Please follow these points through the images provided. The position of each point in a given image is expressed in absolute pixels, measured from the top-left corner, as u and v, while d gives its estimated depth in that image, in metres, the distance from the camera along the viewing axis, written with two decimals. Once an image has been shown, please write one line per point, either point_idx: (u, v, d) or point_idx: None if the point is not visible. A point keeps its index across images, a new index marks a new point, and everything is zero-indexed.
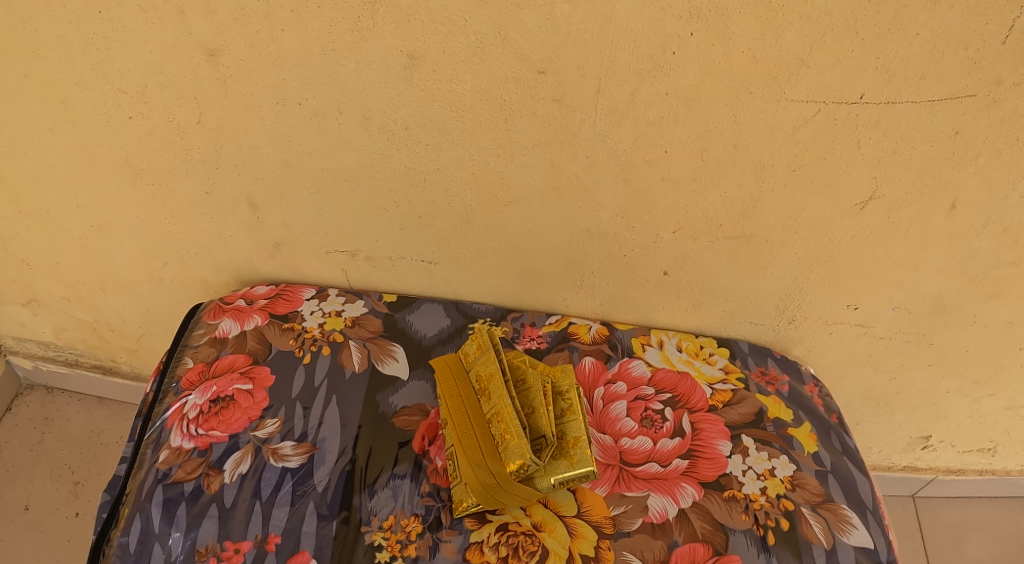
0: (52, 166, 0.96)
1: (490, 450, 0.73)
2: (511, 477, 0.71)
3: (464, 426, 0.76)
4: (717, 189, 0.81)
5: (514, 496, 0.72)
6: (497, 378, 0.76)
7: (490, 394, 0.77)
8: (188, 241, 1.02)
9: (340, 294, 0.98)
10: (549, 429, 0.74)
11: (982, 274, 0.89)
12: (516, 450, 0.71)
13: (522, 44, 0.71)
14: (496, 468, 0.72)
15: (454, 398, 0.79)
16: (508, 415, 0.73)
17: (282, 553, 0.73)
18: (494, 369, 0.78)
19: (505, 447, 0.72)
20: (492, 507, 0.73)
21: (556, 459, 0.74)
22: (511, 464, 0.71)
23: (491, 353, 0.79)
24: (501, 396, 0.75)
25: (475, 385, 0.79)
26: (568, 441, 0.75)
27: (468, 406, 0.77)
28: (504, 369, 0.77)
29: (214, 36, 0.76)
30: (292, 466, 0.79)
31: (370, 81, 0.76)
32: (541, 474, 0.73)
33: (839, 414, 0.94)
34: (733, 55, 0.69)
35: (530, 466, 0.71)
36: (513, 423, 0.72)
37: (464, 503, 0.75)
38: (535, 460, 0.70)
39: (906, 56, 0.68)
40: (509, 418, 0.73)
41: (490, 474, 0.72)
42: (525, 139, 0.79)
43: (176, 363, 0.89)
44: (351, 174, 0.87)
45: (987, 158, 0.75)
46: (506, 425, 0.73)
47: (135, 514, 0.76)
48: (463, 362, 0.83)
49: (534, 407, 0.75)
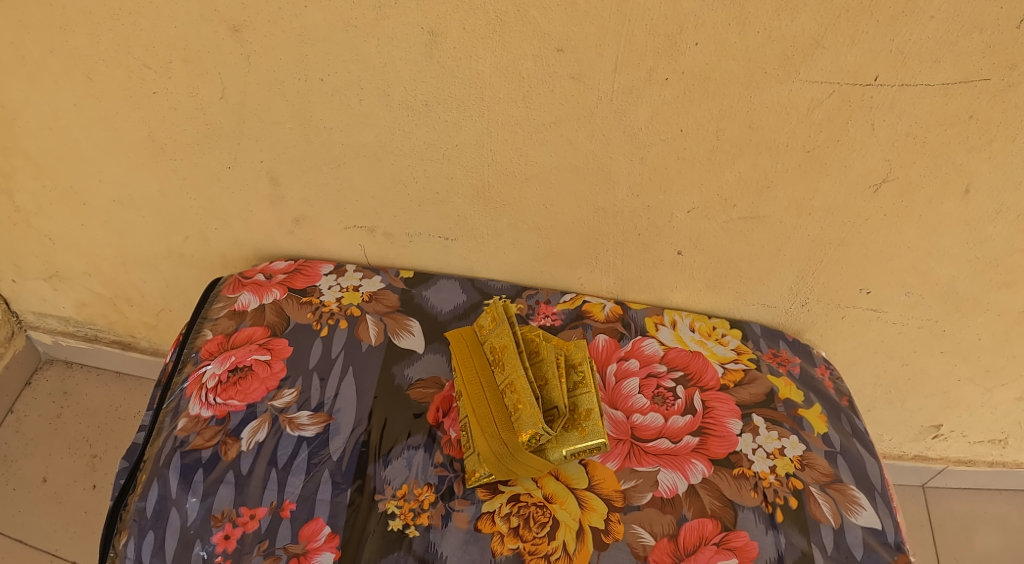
0: (76, 141, 0.97)
1: (503, 421, 0.75)
2: (523, 447, 0.73)
3: (478, 396, 0.77)
4: (732, 168, 0.82)
5: (525, 470, 0.73)
6: (512, 349, 0.77)
7: (503, 364, 0.78)
8: (208, 216, 1.03)
9: (357, 269, 0.99)
10: (561, 401, 0.75)
11: (995, 261, 0.89)
12: (529, 420, 0.72)
13: (541, 22, 0.71)
14: (509, 438, 0.74)
15: (468, 369, 0.80)
16: (521, 385, 0.74)
17: (296, 519, 0.75)
18: (507, 341, 0.79)
19: (517, 417, 0.74)
20: (504, 477, 0.74)
21: (568, 430, 0.75)
22: (523, 433, 0.72)
23: (505, 325, 0.80)
24: (514, 366, 0.76)
25: (489, 357, 0.80)
26: (581, 414, 0.76)
27: (482, 376, 0.79)
28: (518, 340, 0.78)
29: (238, 12, 0.77)
30: (308, 435, 0.80)
31: (391, 58, 0.78)
32: (553, 445, 0.74)
33: (849, 398, 0.95)
34: (749, 35, 0.70)
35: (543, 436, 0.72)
36: (526, 393, 0.74)
37: (476, 473, 0.75)
38: (547, 431, 0.72)
39: (920, 38, 0.68)
40: (522, 387, 0.74)
41: (503, 445, 0.73)
42: (542, 116, 0.80)
43: (196, 334, 0.90)
44: (370, 149, 0.88)
45: (1001, 143, 0.76)
46: (519, 395, 0.74)
47: (153, 479, 0.78)
48: (478, 334, 0.84)
49: (547, 379, 0.76)
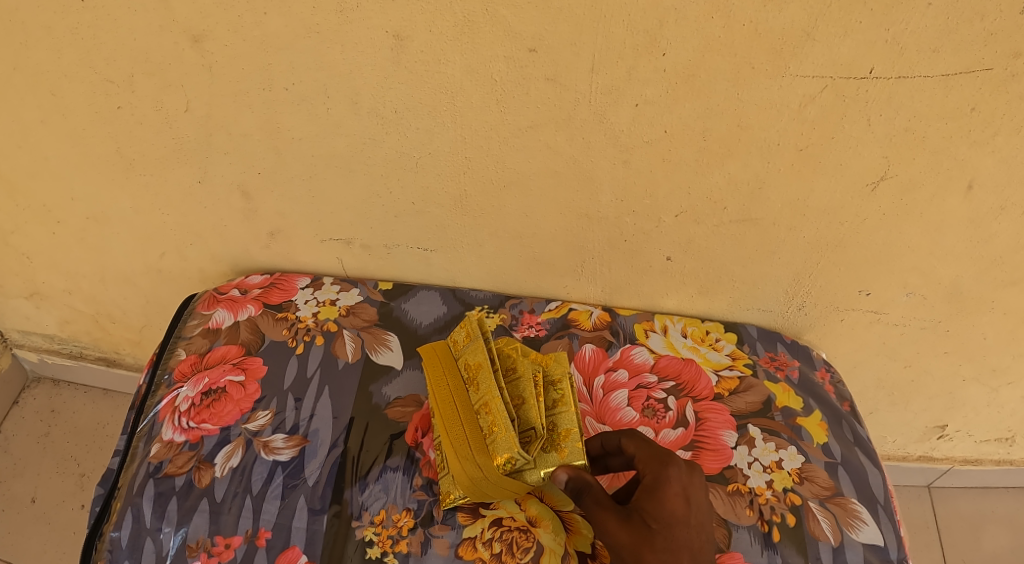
0: (47, 158, 0.94)
1: (477, 443, 0.71)
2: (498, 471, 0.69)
3: (451, 417, 0.74)
4: (721, 170, 0.78)
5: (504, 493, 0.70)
6: (486, 368, 0.73)
7: (478, 384, 0.74)
8: (184, 231, 1.00)
9: (335, 282, 0.96)
10: (539, 421, 0.70)
11: (1000, 260, 0.85)
12: (505, 444, 0.68)
13: (512, 21, 0.68)
14: (484, 462, 0.70)
15: (441, 387, 0.77)
16: (496, 406, 0.70)
17: (272, 548, 0.72)
18: (482, 358, 0.75)
19: (493, 439, 0.70)
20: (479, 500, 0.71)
21: (547, 451, 0.70)
22: (499, 458, 0.69)
23: (479, 342, 0.76)
24: (489, 386, 0.72)
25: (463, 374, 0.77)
26: (560, 434, 0.70)
27: (455, 395, 0.75)
28: (493, 358, 0.75)
29: (198, 21, 0.74)
30: (284, 460, 0.77)
31: (358, 64, 0.74)
32: (533, 468, 0.69)
33: (851, 402, 0.91)
34: (733, 29, 0.66)
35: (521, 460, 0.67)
36: (501, 414, 0.70)
37: (450, 495, 0.73)
38: (524, 454, 0.67)
39: (918, 27, 0.64)
40: (498, 409, 0.70)
41: (478, 469, 0.69)
42: (518, 121, 0.76)
43: (169, 354, 0.88)
44: (343, 159, 0.84)
45: (1006, 136, 0.71)
46: (495, 417, 0.70)
47: (127, 508, 0.75)
48: (451, 349, 0.81)
49: (524, 398, 0.72)
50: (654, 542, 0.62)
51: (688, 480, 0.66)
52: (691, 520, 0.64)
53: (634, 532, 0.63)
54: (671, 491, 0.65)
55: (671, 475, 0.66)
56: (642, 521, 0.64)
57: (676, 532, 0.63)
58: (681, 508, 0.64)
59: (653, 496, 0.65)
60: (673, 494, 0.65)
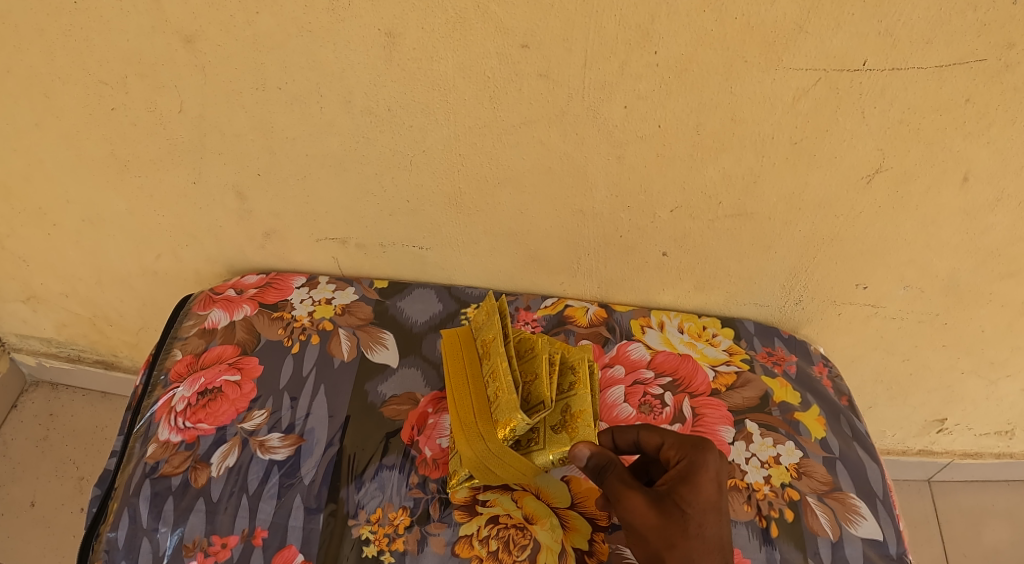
0: (41, 161, 0.94)
1: (483, 412, 0.73)
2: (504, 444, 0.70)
3: (462, 390, 0.76)
4: (715, 164, 0.78)
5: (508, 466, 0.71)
6: (499, 340, 0.76)
7: (490, 357, 0.76)
8: (179, 232, 1.00)
9: (330, 281, 0.96)
10: (546, 394, 0.71)
11: (996, 252, 0.85)
12: (510, 412, 0.70)
13: (503, 17, 0.68)
14: (488, 432, 0.72)
15: (456, 363, 0.79)
16: (503, 372, 0.73)
17: (269, 548, 0.72)
18: (495, 333, 0.77)
19: (496, 406, 0.72)
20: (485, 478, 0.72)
21: (558, 432, 0.71)
22: (504, 427, 0.70)
23: (495, 319, 0.79)
24: (499, 353, 0.75)
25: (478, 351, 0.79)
26: (573, 415, 0.72)
27: (469, 370, 0.78)
28: (506, 333, 0.77)
29: (190, 22, 0.74)
30: (280, 459, 0.77)
31: (350, 62, 0.74)
32: (540, 447, 0.71)
33: (849, 396, 0.91)
34: (725, 22, 0.66)
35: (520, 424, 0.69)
36: (506, 381, 0.72)
37: (456, 475, 0.73)
38: (526, 421, 0.69)
39: (911, 18, 0.64)
40: (505, 379, 0.72)
41: (483, 440, 0.71)
42: (511, 117, 0.76)
43: (165, 355, 0.87)
44: (337, 158, 0.84)
45: (1000, 127, 0.71)
46: (502, 387, 0.72)
47: (124, 508, 0.75)
48: (471, 328, 0.83)
49: (535, 374, 0.73)
50: (686, 529, 0.60)
51: (721, 466, 0.63)
52: (722, 505, 0.62)
53: (664, 517, 0.60)
54: (706, 475, 0.61)
55: (706, 460, 0.61)
56: (675, 506, 0.60)
57: (708, 519, 0.60)
58: (713, 493, 0.61)
59: (686, 480, 0.61)
60: (707, 479, 0.61)
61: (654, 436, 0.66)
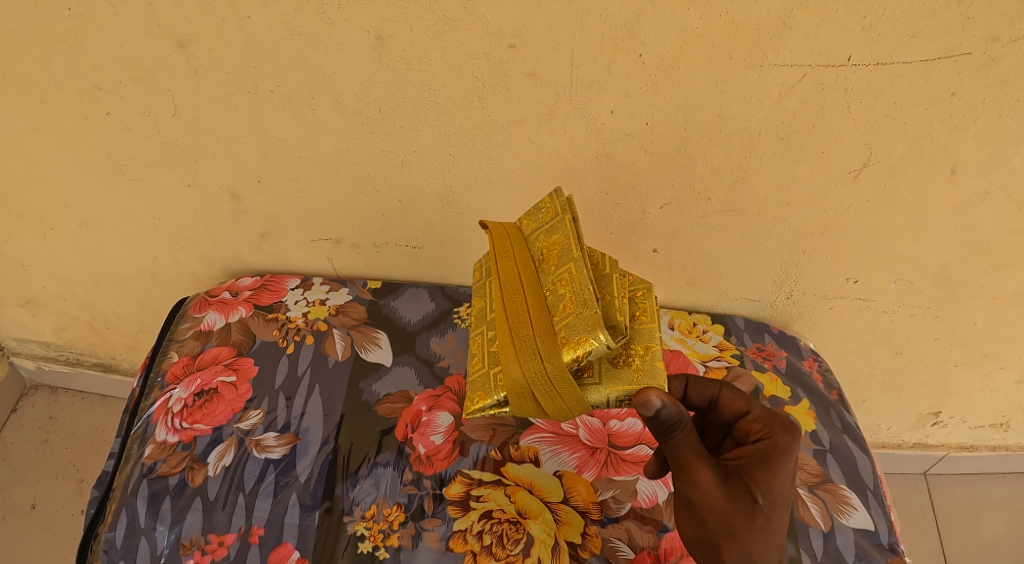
0: (38, 166, 0.95)
1: (545, 324, 0.65)
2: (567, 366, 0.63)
3: (517, 298, 0.68)
4: (704, 160, 0.78)
5: (560, 394, 0.63)
6: (571, 242, 0.68)
7: (555, 261, 0.69)
8: (175, 235, 1.01)
9: (324, 282, 0.97)
10: (622, 319, 0.65)
11: (986, 244, 0.85)
12: (585, 326, 0.63)
13: (491, 18, 0.69)
14: (549, 352, 0.64)
15: (510, 264, 0.71)
16: (580, 282, 0.65)
17: (265, 545, 0.73)
18: (565, 233, 0.70)
19: (565, 320, 0.64)
20: (523, 403, 0.65)
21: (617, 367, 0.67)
22: (573, 343, 0.63)
23: (564, 217, 0.71)
24: (573, 260, 0.67)
25: (535, 253, 0.71)
26: (637, 350, 0.67)
27: (526, 273, 0.70)
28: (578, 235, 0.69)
29: (183, 27, 0.75)
30: (275, 457, 0.78)
31: (341, 64, 0.75)
32: (596, 382, 0.66)
33: (839, 391, 0.91)
34: (710, 20, 0.67)
35: (598, 346, 0.62)
36: (584, 293, 0.65)
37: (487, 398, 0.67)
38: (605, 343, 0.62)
39: (895, 13, 0.65)
40: (582, 290, 0.65)
41: (542, 361, 0.64)
42: (501, 117, 0.77)
43: (162, 357, 0.88)
44: (330, 160, 0.85)
45: (987, 120, 0.72)
46: (576, 298, 0.65)
47: (122, 509, 0.76)
48: (522, 229, 0.75)
49: (607, 296, 0.67)
50: (751, 519, 0.56)
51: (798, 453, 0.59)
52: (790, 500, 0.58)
53: (732, 498, 0.57)
54: (787, 463, 0.57)
55: (790, 448, 0.57)
56: (745, 489, 0.57)
57: (777, 512, 0.57)
58: (788, 484, 0.57)
59: (765, 465, 0.57)
60: (786, 469, 0.57)
61: (737, 402, 0.61)
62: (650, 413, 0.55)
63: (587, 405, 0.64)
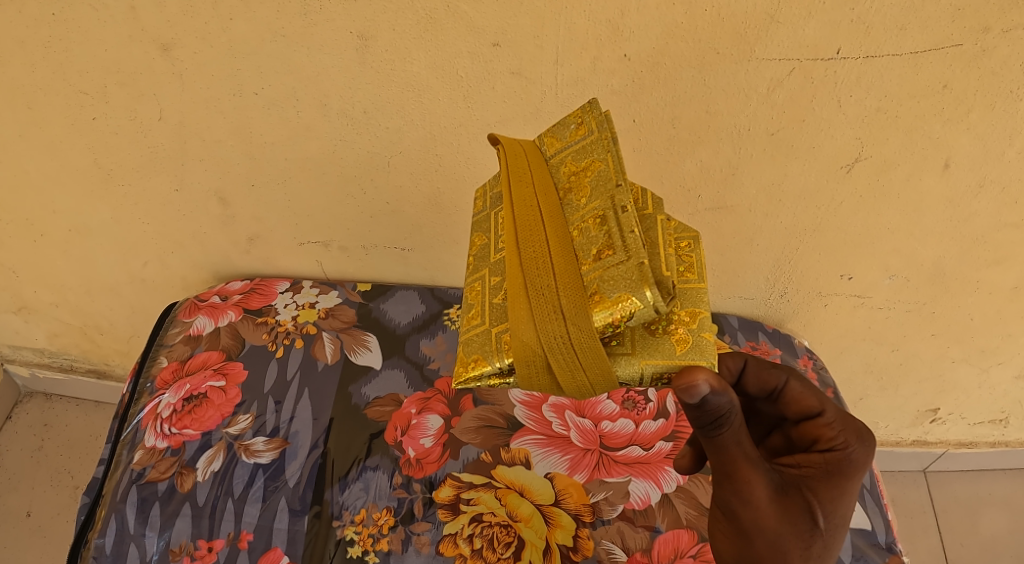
0: (26, 172, 0.94)
1: (572, 273, 0.53)
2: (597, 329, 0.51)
3: (538, 235, 0.56)
4: (693, 156, 0.78)
5: (585, 365, 0.51)
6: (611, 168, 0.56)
7: (587, 194, 0.56)
8: (165, 239, 1.01)
9: (313, 285, 0.96)
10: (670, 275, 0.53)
11: (981, 238, 0.84)
12: (624, 280, 0.51)
13: (474, 16, 0.68)
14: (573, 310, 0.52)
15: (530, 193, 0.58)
16: (619, 221, 0.53)
17: (254, 550, 0.72)
18: (602, 158, 0.57)
19: (597, 269, 0.52)
20: (533, 374, 0.53)
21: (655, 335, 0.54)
22: (608, 300, 0.51)
23: (601, 137, 0.58)
24: (610, 192, 0.55)
25: (561, 181, 0.59)
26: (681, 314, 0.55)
27: (549, 205, 0.57)
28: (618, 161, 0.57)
29: (165, 30, 0.74)
30: (264, 462, 0.77)
31: (325, 66, 0.74)
32: (628, 353, 0.54)
33: (834, 388, 0.91)
34: (695, 15, 0.66)
35: (642, 307, 0.51)
36: (621, 236, 0.53)
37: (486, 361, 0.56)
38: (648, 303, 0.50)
39: (883, 5, 0.64)
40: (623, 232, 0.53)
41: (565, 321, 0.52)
42: (487, 116, 0.76)
43: (151, 362, 0.88)
44: (316, 162, 0.84)
45: (980, 113, 0.71)
46: (613, 243, 0.53)
47: (111, 515, 0.75)
48: (545, 151, 0.62)
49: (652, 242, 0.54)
50: (805, 537, 0.53)
51: None
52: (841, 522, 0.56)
53: (787, 510, 0.53)
54: (857, 479, 0.55)
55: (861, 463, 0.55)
56: (804, 504, 0.53)
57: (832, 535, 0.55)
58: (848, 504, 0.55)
59: (833, 479, 0.54)
60: (852, 487, 0.55)
61: (807, 399, 0.57)
62: (695, 400, 0.46)
63: (615, 380, 0.52)
